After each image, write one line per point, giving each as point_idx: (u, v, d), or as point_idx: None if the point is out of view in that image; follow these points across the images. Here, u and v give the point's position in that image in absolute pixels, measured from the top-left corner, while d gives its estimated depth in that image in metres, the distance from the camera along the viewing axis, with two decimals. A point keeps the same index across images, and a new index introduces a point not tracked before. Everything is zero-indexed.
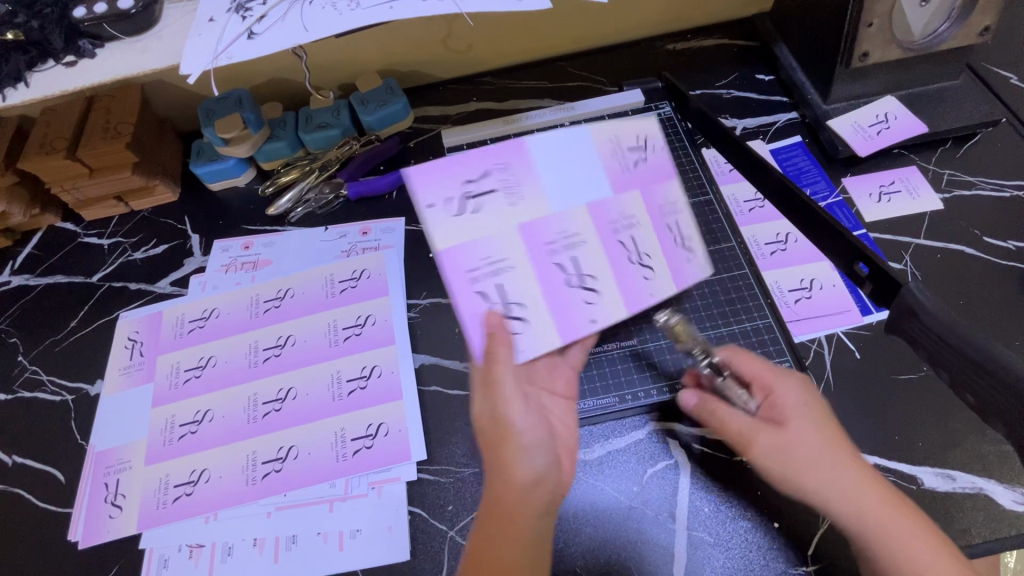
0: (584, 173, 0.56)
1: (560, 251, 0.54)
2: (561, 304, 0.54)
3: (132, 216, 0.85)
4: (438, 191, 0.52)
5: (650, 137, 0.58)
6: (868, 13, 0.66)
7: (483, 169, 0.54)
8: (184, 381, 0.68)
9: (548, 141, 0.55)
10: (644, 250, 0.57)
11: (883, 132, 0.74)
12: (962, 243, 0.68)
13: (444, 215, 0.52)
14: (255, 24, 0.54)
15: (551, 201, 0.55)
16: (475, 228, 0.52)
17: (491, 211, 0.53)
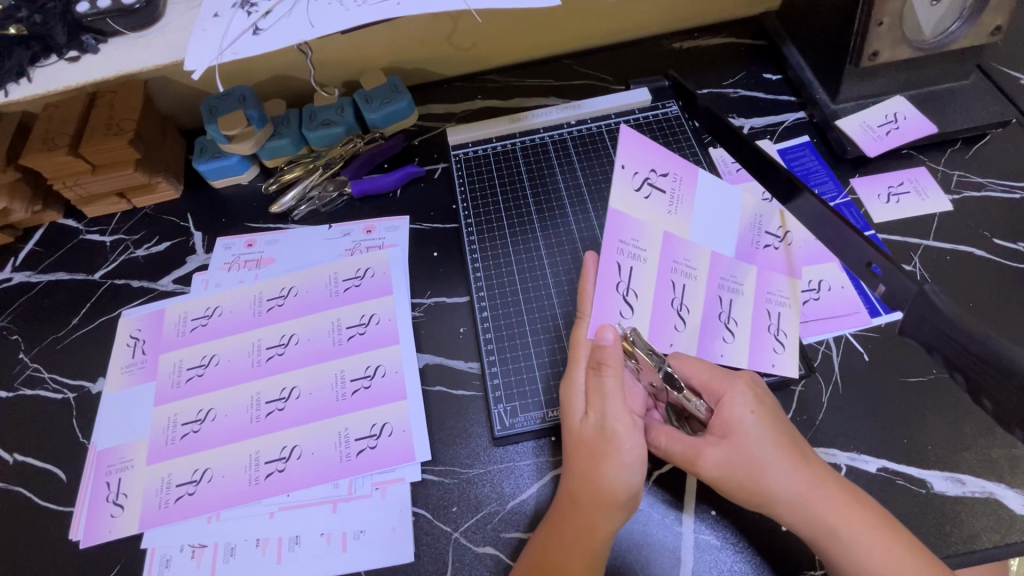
0: (722, 227, 0.65)
1: (675, 274, 0.62)
2: (657, 316, 0.60)
3: (134, 213, 0.85)
4: (639, 161, 0.61)
5: (791, 233, 0.67)
6: (878, 12, 0.65)
7: (669, 171, 0.63)
8: (186, 380, 0.68)
9: (716, 186, 0.66)
10: (687, 304, 0.62)
11: (892, 132, 0.73)
12: (971, 244, 0.68)
13: (626, 182, 0.60)
14: (261, 20, 0.54)
15: (691, 228, 0.63)
16: (640, 211, 0.60)
17: (656, 207, 0.61)
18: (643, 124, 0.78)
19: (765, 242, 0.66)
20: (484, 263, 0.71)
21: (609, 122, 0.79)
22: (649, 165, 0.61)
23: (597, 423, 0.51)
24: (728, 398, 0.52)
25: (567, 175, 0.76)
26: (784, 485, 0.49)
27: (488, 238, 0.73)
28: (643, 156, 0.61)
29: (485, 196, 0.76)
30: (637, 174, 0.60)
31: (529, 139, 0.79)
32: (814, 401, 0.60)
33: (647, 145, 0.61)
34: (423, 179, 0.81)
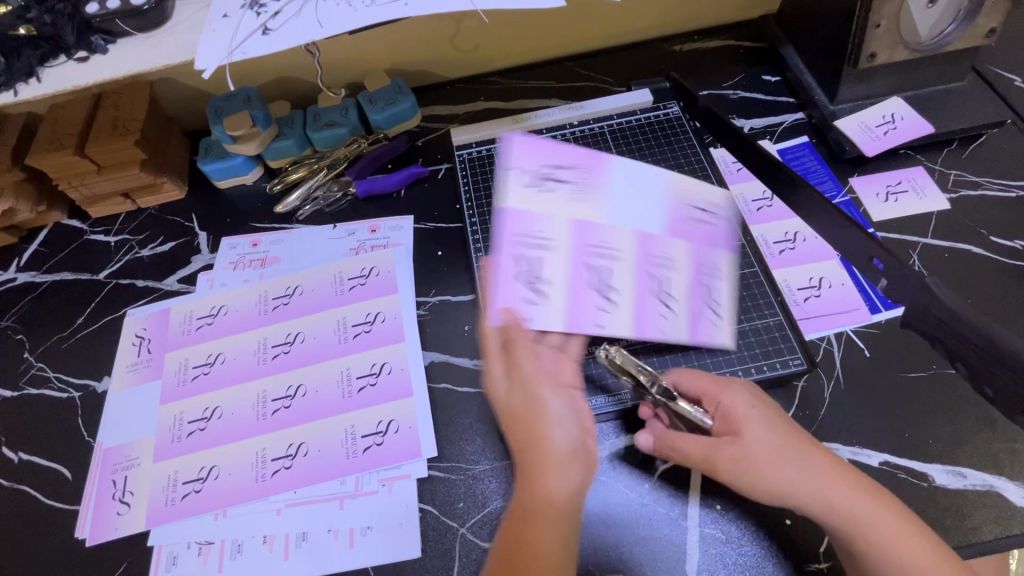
0: (649, 210, 0.62)
1: (588, 266, 0.60)
2: (642, 306, 0.59)
3: (139, 213, 0.85)
4: (531, 156, 0.62)
5: (717, 205, 0.64)
6: (876, 14, 0.66)
7: (569, 163, 0.63)
8: (192, 378, 0.68)
9: (626, 170, 0.64)
10: (671, 292, 0.60)
11: (890, 132, 0.74)
12: (969, 242, 0.69)
13: (519, 180, 0.61)
14: (269, 20, 0.54)
15: (602, 212, 0.62)
16: (543, 203, 0.61)
17: (559, 197, 0.61)
18: (645, 125, 0.79)
19: (695, 218, 0.63)
20: None
21: (612, 122, 0.80)
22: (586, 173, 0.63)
23: (512, 397, 0.51)
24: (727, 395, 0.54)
25: None
26: (799, 481, 0.49)
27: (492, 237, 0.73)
28: (551, 166, 0.62)
29: (489, 196, 0.77)
30: (532, 174, 0.62)
31: None
32: (816, 397, 0.60)
33: (542, 144, 0.63)
34: (427, 179, 0.82)
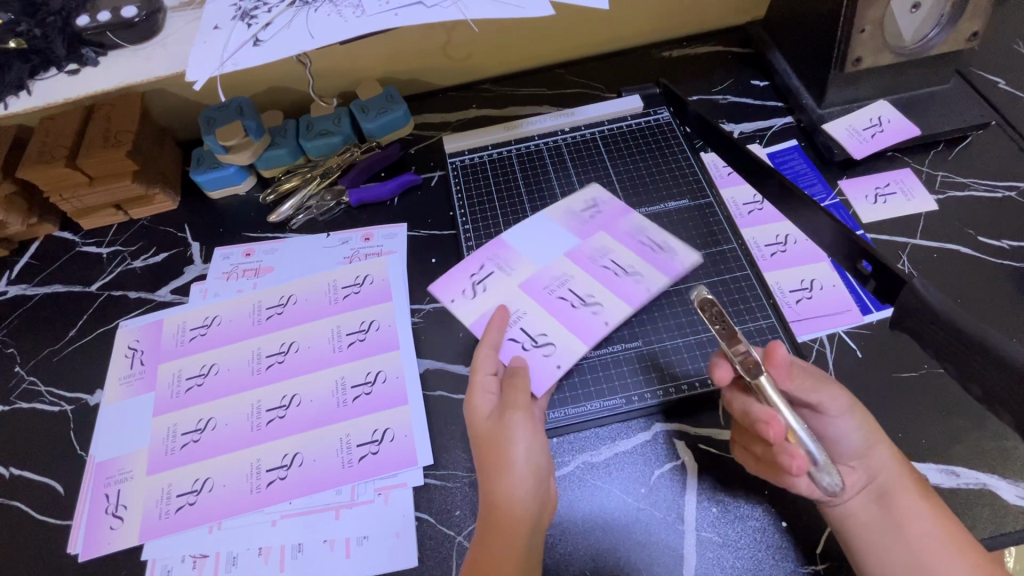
0: (555, 238, 0.72)
1: (596, 266, 0.69)
2: (652, 258, 0.69)
3: (131, 225, 0.85)
4: (455, 287, 0.70)
5: (595, 198, 0.75)
6: (860, 20, 0.68)
7: (480, 265, 0.71)
8: (186, 390, 0.68)
9: (525, 223, 0.74)
10: (659, 238, 0.70)
11: (877, 135, 0.75)
12: (957, 242, 0.69)
13: (464, 302, 0.69)
14: (261, 31, 0.55)
15: (535, 262, 0.70)
16: (486, 301, 0.68)
17: (495, 287, 0.69)
18: (636, 131, 0.80)
19: (589, 212, 0.73)
20: None
21: (603, 128, 0.81)
22: (478, 267, 0.71)
23: (489, 440, 0.52)
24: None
25: (562, 180, 0.77)
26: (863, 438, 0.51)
27: (486, 245, 0.74)
28: (496, 249, 0.72)
29: (482, 204, 0.77)
30: (462, 289, 0.70)
31: (524, 146, 0.81)
32: None
33: (447, 277, 0.71)
34: (420, 187, 0.82)
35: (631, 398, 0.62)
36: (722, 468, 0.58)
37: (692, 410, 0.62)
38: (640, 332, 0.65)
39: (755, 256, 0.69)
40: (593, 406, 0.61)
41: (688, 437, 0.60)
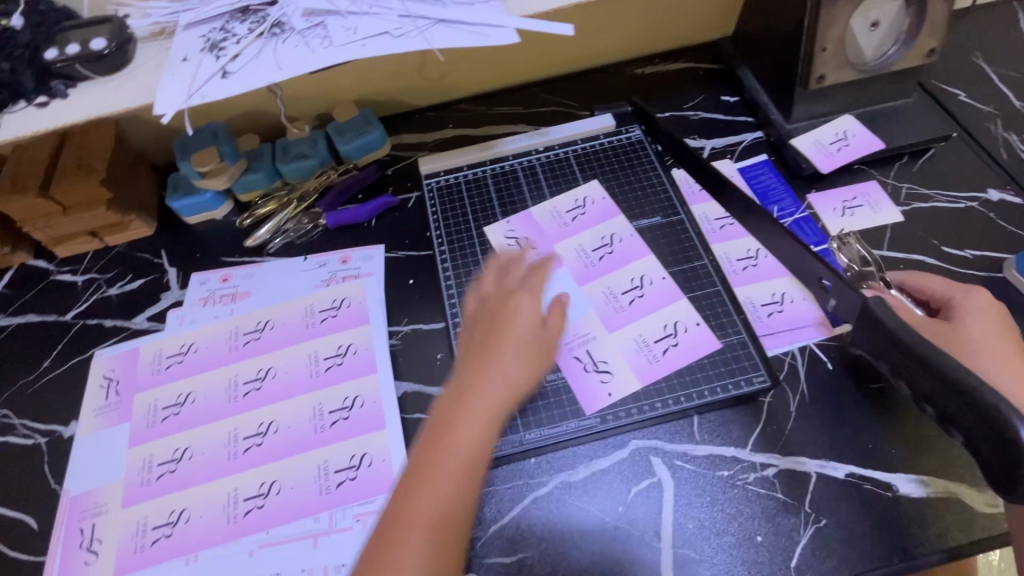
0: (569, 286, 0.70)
1: (595, 264, 0.71)
2: (597, 216, 0.75)
3: (107, 251, 0.84)
4: (600, 394, 0.63)
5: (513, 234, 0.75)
6: (822, 39, 0.70)
7: (575, 348, 0.66)
8: (162, 420, 0.67)
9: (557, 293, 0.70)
10: (564, 206, 0.77)
11: (843, 149, 0.77)
12: (922, 253, 0.71)
13: (611, 385, 0.63)
14: (229, 63, 0.55)
15: (587, 316, 0.68)
16: (619, 368, 0.64)
17: (598, 350, 0.65)
18: (609, 149, 0.81)
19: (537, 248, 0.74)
20: (458, 289, 0.72)
21: (576, 147, 0.82)
22: (575, 357, 0.65)
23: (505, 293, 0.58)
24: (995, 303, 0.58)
25: (537, 200, 0.78)
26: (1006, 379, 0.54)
27: (462, 266, 0.74)
28: (562, 337, 0.66)
29: (459, 224, 0.77)
30: (601, 380, 0.63)
31: (499, 166, 0.81)
32: (782, 412, 0.62)
33: (580, 391, 0.63)
34: (398, 208, 0.83)
35: (606, 417, 0.62)
36: (697, 485, 0.59)
37: (665, 424, 0.62)
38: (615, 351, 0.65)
39: (726, 270, 0.70)
40: (569, 426, 0.61)
41: (663, 455, 0.61)
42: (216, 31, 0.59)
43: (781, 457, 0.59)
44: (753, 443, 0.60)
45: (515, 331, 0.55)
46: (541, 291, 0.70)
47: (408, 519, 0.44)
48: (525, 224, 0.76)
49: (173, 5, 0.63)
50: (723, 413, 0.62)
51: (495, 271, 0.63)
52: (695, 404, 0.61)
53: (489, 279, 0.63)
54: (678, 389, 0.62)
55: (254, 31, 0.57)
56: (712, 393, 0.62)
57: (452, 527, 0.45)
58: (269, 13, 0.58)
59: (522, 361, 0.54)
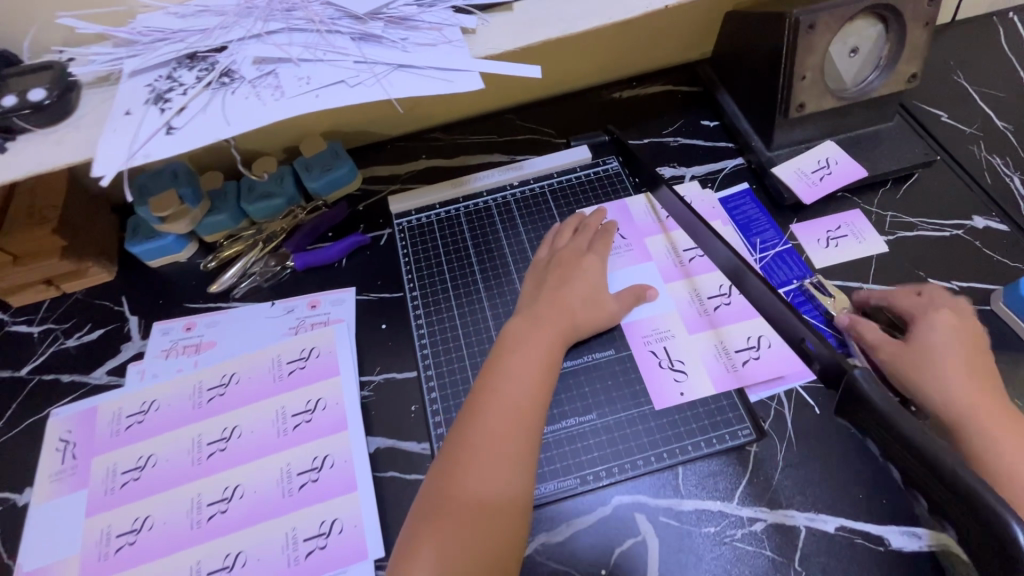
0: (651, 280, 0.70)
1: (683, 264, 0.71)
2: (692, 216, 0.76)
3: (64, 299, 0.80)
4: (670, 390, 0.63)
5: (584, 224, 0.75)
6: (800, 67, 0.68)
7: (651, 345, 0.66)
8: (121, 486, 0.64)
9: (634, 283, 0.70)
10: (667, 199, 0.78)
11: (826, 177, 0.75)
12: (908, 286, 0.69)
13: (681, 383, 0.63)
14: (174, 117, 0.52)
15: (669, 314, 0.68)
16: (695, 367, 0.64)
17: (680, 350, 0.65)
18: (585, 182, 0.79)
19: (622, 237, 0.74)
20: (431, 338, 0.70)
21: (552, 181, 0.80)
22: (652, 352, 0.65)
23: (558, 266, 0.68)
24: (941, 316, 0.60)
25: (511, 239, 0.75)
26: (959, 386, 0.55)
27: (434, 310, 0.72)
28: (640, 330, 0.67)
29: (431, 266, 0.75)
30: (675, 379, 0.63)
31: (473, 203, 0.79)
32: (769, 461, 0.59)
33: (654, 388, 0.63)
34: (369, 247, 0.79)
35: (586, 477, 0.59)
36: (684, 545, 0.56)
37: (648, 478, 0.60)
38: (594, 404, 0.63)
39: (709, 308, 0.67)
40: (548, 488, 0.59)
41: (648, 513, 0.58)
42: (162, 80, 0.55)
43: (769, 510, 0.57)
44: (740, 496, 0.58)
45: (583, 279, 0.66)
46: (623, 283, 0.70)
47: (500, 398, 0.55)
48: (615, 210, 0.76)
49: (117, 49, 0.58)
50: (708, 465, 0.60)
51: (569, 230, 0.72)
52: (678, 460, 0.59)
53: (564, 237, 0.72)
54: (661, 445, 0.60)
55: (201, 80, 0.54)
56: (696, 449, 0.60)
57: (532, 420, 0.55)
58: (217, 60, 0.55)
59: (582, 308, 0.64)
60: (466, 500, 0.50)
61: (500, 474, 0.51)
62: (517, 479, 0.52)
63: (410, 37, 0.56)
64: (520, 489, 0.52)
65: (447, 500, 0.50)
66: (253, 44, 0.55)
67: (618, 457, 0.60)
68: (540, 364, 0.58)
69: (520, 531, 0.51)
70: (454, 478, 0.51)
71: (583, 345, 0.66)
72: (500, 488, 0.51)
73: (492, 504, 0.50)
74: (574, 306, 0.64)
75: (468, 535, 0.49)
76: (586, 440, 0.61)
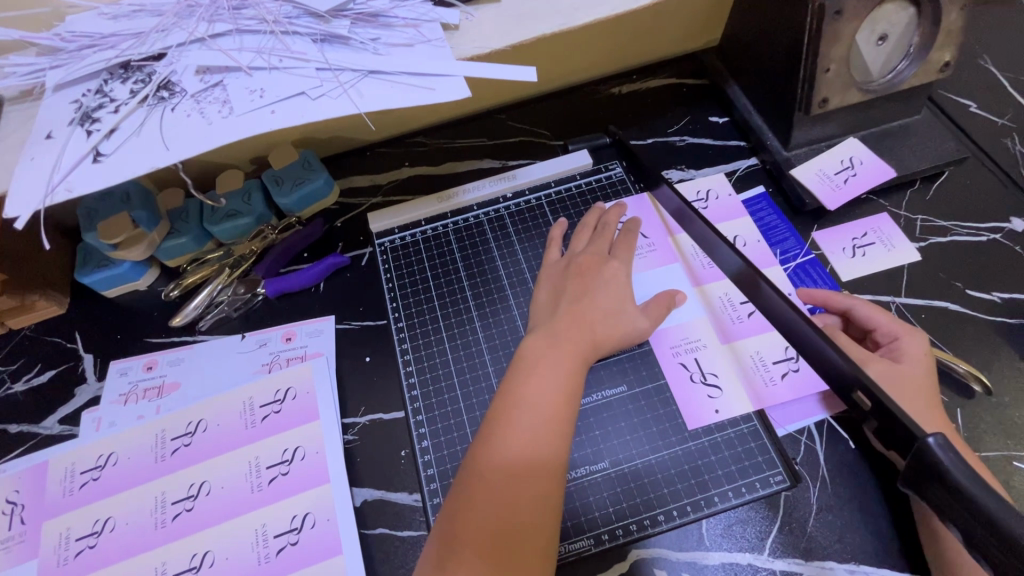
0: (678, 286, 0.64)
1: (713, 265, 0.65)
2: (720, 212, 0.70)
3: (11, 337, 0.72)
4: (703, 409, 0.57)
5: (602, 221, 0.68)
6: (825, 58, 0.60)
7: (680, 358, 0.60)
8: (75, 555, 0.57)
9: (658, 286, 0.64)
10: (694, 193, 0.72)
11: (850, 179, 0.68)
12: (945, 298, 0.63)
13: (715, 400, 0.57)
14: (103, 141, 0.44)
15: (698, 322, 0.62)
16: (730, 380, 0.58)
17: (713, 362, 0.59)
18: (586, 191, 0.72)
19: (645, 236, 0.67)
20: (420, 375, 0.63)
21: (549, 191, 0.72)
22: (683, 364, 0.59)
23: (581, 267, 0.61)
24: (912, 341, 0.54)
25: (506, 259, 0.68)
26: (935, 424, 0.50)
27: (421, 343, 0.64)
28: (669, 340, 0.61)
29: (417, 291, 0.68)
30: (708, 395, 0.58)
31: (462, 218, 0.72)
32: (802, 505, 0.53)
33: (687, 404, 0.57)
34: (349, 268, 0.72)
35: (601, 537, 0.52)
36: None
37: (670, 533, 0.53)
38: (606, 450, 0.56)
39: (729, 327, 0.61)
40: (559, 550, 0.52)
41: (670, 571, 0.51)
42: (91, 94, 0.47)
43: (805, 562, 0.51)
44: (771, 547, 0.52)
45: (607, 289, 0.59)
46: (648, 288, 0.64)
47: (541, 372, 0.51)
48: (635, 208, 0.70)
49: (38, 59, 0.50)
50: (734, 514, 0.53)
51: (588, 230, 0.66)
52: (703, 513, 0.53)
53: (581, 241, 0.65)
54: (683, 497, 0.53)
55: (136, 94, 0.45)
56: (723, 500, 0.53)
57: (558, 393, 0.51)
58: (155, 70, 0.47)
59: (609, 319, 0.57)
60: (502, 467, 0.46)
61: (536, 448, 0.47)
62: (554, 451, 0.48)
63: (382, 37, 0.48)
64: (556, 464, 0.47)
65: (480, 469, 0.46)
66: (195, 51, 0.47)
67: (636, 510, 0.53)
68: (581, 346, 0.54)
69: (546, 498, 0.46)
70: (491, 433, 0.48)
71: (591, 381, 0.59)
72: (536, 461, 0.47)
73: (527, 476, 0.46)
74: (598, 315, 0.57)
75: (501, 505, 0.45)
76: (596, 494, 0.54)
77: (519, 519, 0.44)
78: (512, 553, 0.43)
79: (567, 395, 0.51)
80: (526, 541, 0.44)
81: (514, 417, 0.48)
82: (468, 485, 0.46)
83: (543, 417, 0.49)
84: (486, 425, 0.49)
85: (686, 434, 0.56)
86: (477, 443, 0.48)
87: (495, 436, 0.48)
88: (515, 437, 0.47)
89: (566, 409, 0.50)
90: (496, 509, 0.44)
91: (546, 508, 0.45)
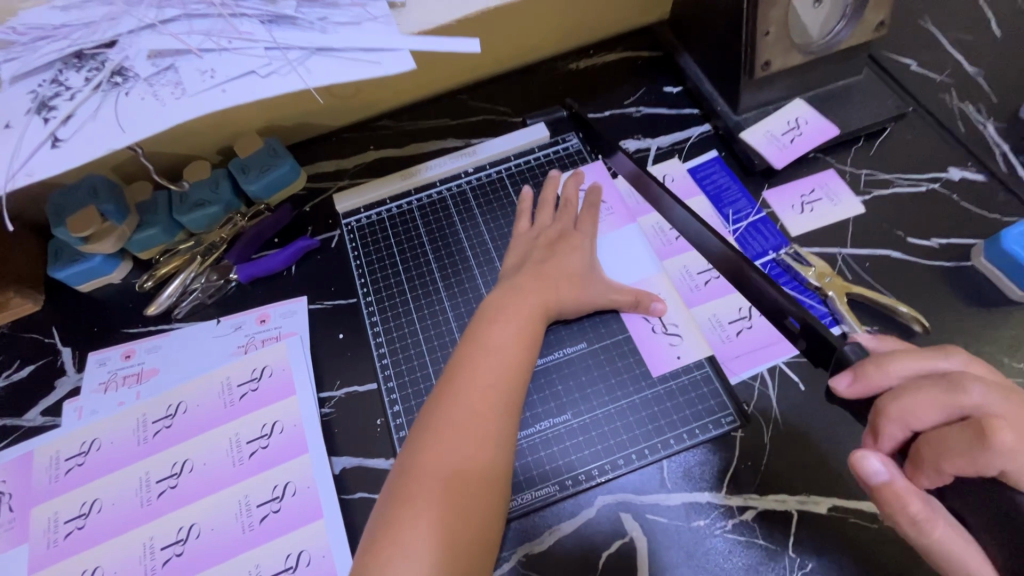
0: (639, 251, 0.66)
1: (672, 242, 0.67)
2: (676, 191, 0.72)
3: None
4: (667, 357, 0.60)
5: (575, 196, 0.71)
6: (764, 21, 0.63)
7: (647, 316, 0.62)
8: (64, 536, 0.58)
9: (621, 247, 0.67)
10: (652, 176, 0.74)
11: (796, 139, 0.71)
12: (887, 246, 0.66)
13: (672, 355, 0.60)
14: (61, 127, 0.45)
15: (660, 276, 0.65)
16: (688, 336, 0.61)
17: (676, 314, 0.62)
18: (545, 163, 0.75)
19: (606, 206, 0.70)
20: (390, 345, 0.65)
21: (509, 165, 0.75)
22: (645, 318, 0.62)
23: (550, 236, 0.64)
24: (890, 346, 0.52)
25: (470, 232, 0.71)
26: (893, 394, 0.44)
27: (391, 315, 0.67)
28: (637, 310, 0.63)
29: (385, 266, 0.70)
30: (670, 343, 0.61)
31: (426, 195, 0.74)
32: (757, 446, 0.56)
33: (649, 354, 0.61)
34: (320, 250, 0.73)
35: (565, 483, 0.56)
36: (672, 542, 0.53)
37: (634, 476, 0.56)
38: (569, 403, 0.59)
39: (681, 287, 0.64)
40: (525, 497, 0.55)
41: (633, 514, 0.54)
42: (46, 84, 0.48)
43: (760, 497, 0.54)
44: (727, 485, 0.55)
45: (572, 256, 0.62)
46: (610, 249, 0.67)
47: (503, 324, 0.54)
48: (594, 175, 0.73)
49: None
50: (691, 455, 0.56)
51: (551, 205, 0.68)
52: (660, 456, 0.56)
53: (548, 216, 0.67)
54: (641, 442, 0.57)
55: (89, 82, 0.47)
56: (678, 442, 0.57)
57: (515, 378, 0.51)
58: (108, 57, 0.48)
59: (570, 285, 0.60)
60: (454, 469, 0.46)
61: (492, 417, 0.49)
62: (503, 447, 0.48)
63: (329, 16, 0.50)
64: (506, 458, 0.48)
65: (437, 444, 0.47)
66: (147, 36, 0.48)
67: (600, 458, 0.56)
68: (540, 306, 0.57)
69: (498, 486, 0.47)
70: (445, 425, 0.48)
71: (554, 340, 0.62)
72: (486, 462, 0.47)
73: (486, 429, 0.48)
74: (562, 277, 0.60)
75: (457, 464, 0.46)
76: (555, 446, 0.57)
77: (471, 463, 0.46)
78: (472, 486, 0.46)
79: (518, 372, 0.52)
80: (479, 481, 0.46)
81: (474, 374, 0.51)
82: (418, 486, 0.45)
83: (502, 376, 0.51)
84: (444, 391, 0.50)
85: (646, 382, 0.60)
86: (427, 438, 0.47)
87: (451, 428, 0.47)
88: (467, 439, 0.47)
89: (524, 369, 0.53)
90: (453, 456, 0.46)
91: (496, 496, 0.47)
